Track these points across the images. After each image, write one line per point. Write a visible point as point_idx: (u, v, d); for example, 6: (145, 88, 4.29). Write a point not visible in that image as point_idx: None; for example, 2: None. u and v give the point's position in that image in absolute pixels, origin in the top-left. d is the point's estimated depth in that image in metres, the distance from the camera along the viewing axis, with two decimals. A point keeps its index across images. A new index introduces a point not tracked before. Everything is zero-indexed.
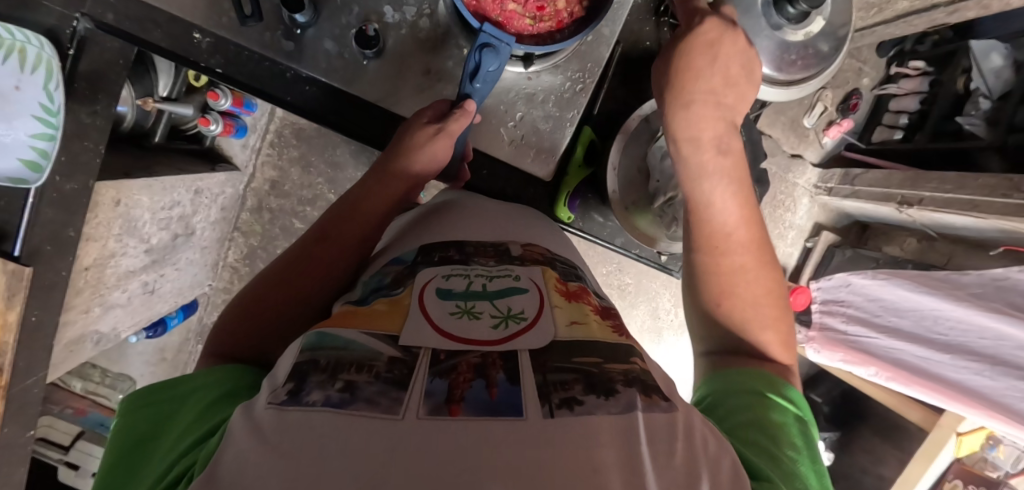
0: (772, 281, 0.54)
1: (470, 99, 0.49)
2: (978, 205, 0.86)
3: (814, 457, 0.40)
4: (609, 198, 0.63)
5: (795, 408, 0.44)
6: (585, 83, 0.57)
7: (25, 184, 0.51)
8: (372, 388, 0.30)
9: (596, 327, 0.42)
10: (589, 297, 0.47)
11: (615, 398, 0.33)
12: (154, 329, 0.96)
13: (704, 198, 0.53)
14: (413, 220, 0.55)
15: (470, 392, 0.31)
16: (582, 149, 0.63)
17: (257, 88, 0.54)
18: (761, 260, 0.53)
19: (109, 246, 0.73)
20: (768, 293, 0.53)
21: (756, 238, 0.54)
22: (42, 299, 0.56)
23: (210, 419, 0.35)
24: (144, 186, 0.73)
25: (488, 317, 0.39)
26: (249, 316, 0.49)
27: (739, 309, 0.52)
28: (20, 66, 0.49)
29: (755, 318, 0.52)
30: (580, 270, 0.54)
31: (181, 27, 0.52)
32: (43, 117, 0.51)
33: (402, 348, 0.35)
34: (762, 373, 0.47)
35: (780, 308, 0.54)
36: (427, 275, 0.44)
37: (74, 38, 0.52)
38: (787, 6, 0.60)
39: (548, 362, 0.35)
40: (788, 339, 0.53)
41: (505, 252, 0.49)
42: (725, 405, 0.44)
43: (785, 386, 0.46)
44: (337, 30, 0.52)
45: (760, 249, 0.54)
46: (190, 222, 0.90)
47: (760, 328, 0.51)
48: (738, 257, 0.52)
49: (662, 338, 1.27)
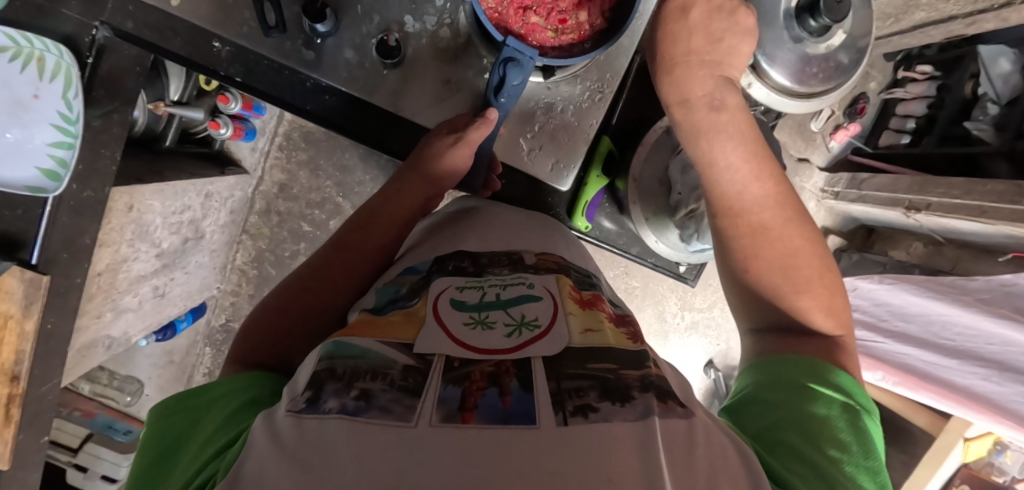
0: (810, 241, 0.52)
1: (493, 109, 0.49)
2: (987, 211, 0.86)
3: (864, 453, 0.39)
4: (631, 209, 0.63)
5: (845, 397, 0.43)
6: (604, 93, 0.56)
7: (44, 193, 0.50)
8: (386, 396, 0.30)
9: (610, 335, 0.42)
10: (603, 305, 0.47)
11: (631, 404, 0.33)
12: (164, 332, 0.96)
13: (710, 160, 0.52)
14: (433, 225, 0.55)
15: (483, 400, 0.31)
16: (600, 162, 0.62)
17: (277, 97, 0.54)
18: (789, 218, 0.51)
19: (121, 251, 0.73)
20: (804, 254, 0.51)
21: (778, 195, 0.52)
22: (58, 305, 0.56)
23: (232, 429, 0.35)
24: (156, 190, 0.73)
25: (502, 326, 0.39)
26: (272, 325, 0.49)
27: (769, 274, 0.51)
28: (40, 74, 0.50)
29: (786, 283, 0.50)
30: (594, 278, 0.53)
31: (202, 36, 0.51)
32: (61, 126, 0.51)
33: (416, 356, 0.35)
34: (809, 359, 0.46)
35: (825, 269, 0.51)
36: (441, 285, 0.44)
37: (93, 46, 0.52)
38: (808, 20, 0.59)
39: (561, 368, 0.35)
40: (836, 303, 0.51)
41: (519, 261, 0.49)
42: (765, 399, 0.44)
43: (832, 370, 0.45)
44: (357, 39, 0.52)
45: (788, 207, 0.52)
46: (200, 225, 0.90)
47: (794, 293, 0.50)
48: (758, 218, 0.51)
49: (669, 341, 1.28)
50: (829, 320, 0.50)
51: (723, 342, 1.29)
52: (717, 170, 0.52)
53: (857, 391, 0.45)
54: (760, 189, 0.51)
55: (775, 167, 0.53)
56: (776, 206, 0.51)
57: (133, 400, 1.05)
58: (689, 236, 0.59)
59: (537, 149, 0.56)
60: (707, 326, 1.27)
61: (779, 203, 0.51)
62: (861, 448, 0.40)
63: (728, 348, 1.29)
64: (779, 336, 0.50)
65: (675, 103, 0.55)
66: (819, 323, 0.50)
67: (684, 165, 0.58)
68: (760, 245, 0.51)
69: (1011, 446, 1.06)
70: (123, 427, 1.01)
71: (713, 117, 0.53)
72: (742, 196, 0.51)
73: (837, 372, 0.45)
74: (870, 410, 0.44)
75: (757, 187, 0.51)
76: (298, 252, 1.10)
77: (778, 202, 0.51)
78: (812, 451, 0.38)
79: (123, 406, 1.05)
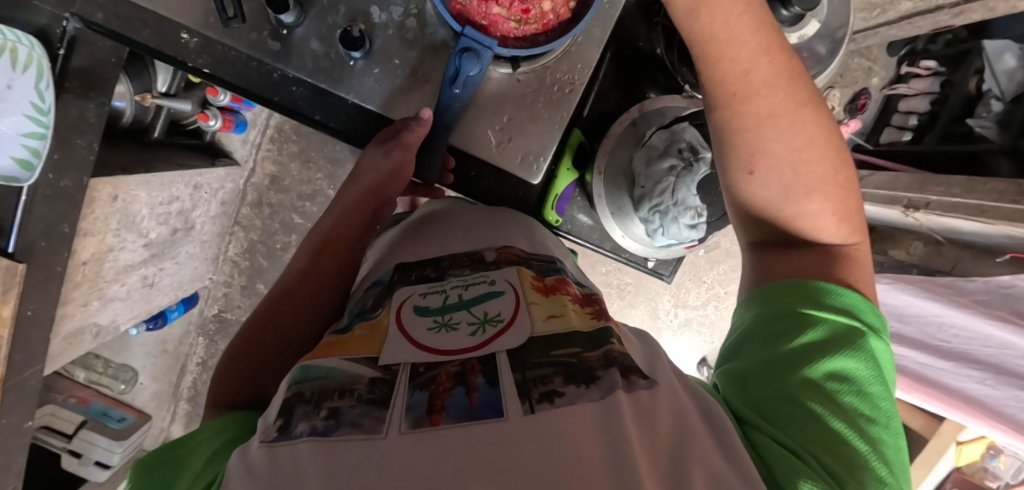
0: (827, 128, 0.44)
1: (425, 108, 0.49)
2: (986, 210, 0.84)
3: (868, 378, 0.39)
4: (598, 203, 0.56)
5: (846, 317, 0.41)
6: (574, 85, 0.55)
7: (17, 182, 0.51)
8: (355, 411, 0.30)
9: (575, 318, 0.41)
10: (568, 288, 0.46)
11: (596, 384, 0.33)
12: (155, 321, 0.97)
13: (712, 34, 0.43)
14: (397, 237, 0.55)
15: (451, 400, 0.31)
16: (570, 155, 0.57)
17: (246, 89, 0.54)
18: (801, 101, 0.43)
19: (106, 241, 0.74)
20: (818, 142, 0.44)
21: (789, 70, 0.43)
22: (37, 292, 0.57)
23: (207, 472, 0.33)
24: (142, 181, 0.74)
25: (466, 326, 0.39)
26: (244, 365, 0.48)
27: (780, 174, 0.43)
28: (11, 65, 0.49)
29: (796, 182, 0.44)
30: (559, 262, 0.52)
31: (169, 26, 0.51)
32: (34, 116, 0.51)
33: (382, 367, 0.35)
34: (803, 281, 0.43)
35: (841, 160, 0.45)
36: (403, 296, 0.44)
37: (65, 38, 0.53)
38: (780, 10, 0.58)
39: (525, 358, 0.34)
40: (848, 205, 0.45)
41: (480, 259, 0.48)
42: (759, 336, 0.42)
43: (835, 291, 0.42)
44: (323, 30, 0.52)
45: (802, 88, 0.43)
46: (189, 216, 0.92)
47: (804, 197, 0.44)
48: (766, 107, 0.43)
49: (661, 338, 1.26)
50: (839, 229, 0.45)
51: (716, 340, 1.27)
52: (720, 47, 0.43)
53: (862, 305, 0.42)
54: (768, 69, 0.43)
55: (782, 39, 0.44)
56: (785, 87, 0.43)
57: (126, 389, 1.07)
58: (654, 231, 0.51)
59: (506, 141, 0.55)
60: (701, 324, 1.25)
61: (789, 82, 0.43)
62: (865, 375, 0.39)
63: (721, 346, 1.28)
64: (785, 255, 0.46)
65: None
66: (825, 235, 0.45)
67: (649, 156, 0.50)
68: (769, 139, 0.43)
69: (1004, 451, 1.04)
70: (117, 415, 1.04)
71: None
72: (747, 77, 0.43)
73: (839, 292, 0.42)
74: (878, 323, 0.42)
75: (764, 66, 0.43)
76: (289, 244, 1.11)
77: (792, 84, 0.43)
78: (811, 392, 0.37)
79: (117, 394, 1.06)
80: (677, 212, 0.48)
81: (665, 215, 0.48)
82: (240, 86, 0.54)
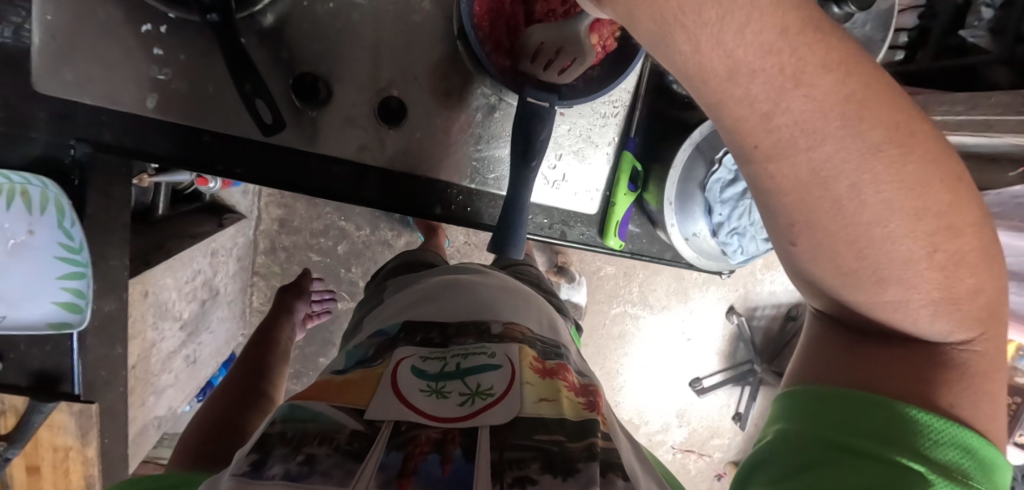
0: (943, 176, 0.24)
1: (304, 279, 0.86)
2: (992, 126, 0.66)
3: None
4: (670, 230, 0.55)
5: (888, 455, 0.29)
6: (617, 110, 0.55)
7: (69, 327, 0.48)
8: (330, 460, 0.29)
9: (568, 405, 0.37)
10: (568, 374, 0.42)
11: (575, 477, 0.29)
12: (204, 392, 0.96)
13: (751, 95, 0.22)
14: (409, 300, 0.51)
15: (423, 465, 0.29)
16: (625, 179, 0.55)
17: (244, 176, 0.49)
18: (867, 145, 0.21)
19: (148, 337, 0.71)
20: (901, 211, 0.23)
21: (905, 142, 0.22)
22: (108, 420, 0.56)
23: None
24: (166, 268, 0.71)
25: (457, 396, 0.36)
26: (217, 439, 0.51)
27: (856, 275, 0.26)
28: (27, 210, 0.44)
29: (861, 262, 0.26)
30: (563, 347, 0.49)
31: (184, 129, 0.47)
32: (68, 256, 0.46)
33: (367, 420, 0.33)
34: (859, 397, 0.31)
35: (953, 206, 0.25)
36: (404, 353, 0.41)
37: (76, 166, 0.45)
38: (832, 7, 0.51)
39: (506, 437, 0.32)
40: (963, 293, 0.27)
41: (486, 330, 0.44)
42: (780, 464, 0.31)
43: (898, 417, 0.29)
44: (350, 108, 0.49)
45: (924, 146, 0.23)
46: (213, 284, 0.88)
47: (873, 286, 0.27)
48: (900, 244, 0.24)
49: (690, 298, 1.28)
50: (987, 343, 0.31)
51: (741, 287, 1.30)
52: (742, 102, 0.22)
53: (938, 435, 0.29)
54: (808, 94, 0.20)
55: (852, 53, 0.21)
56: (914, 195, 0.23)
57: None
58: (732, 252, 0.57)
59: (560, 179, 0.55)
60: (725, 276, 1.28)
61: (917, 159, 0.22)
62: None
63: (746, 293, 1.31)
64: (883, 352, 0.32)
65: (683, 12, 0.19)
66: (930, 328, 0.29)
67: (722, 182, 0.54)
68: (900, 290, 0.26)
69: None
70: None
71: (809, 73, 0.20)
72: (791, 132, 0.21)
73: (882, 406, 0.30)
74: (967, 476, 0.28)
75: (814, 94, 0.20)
76: None
77: (863, 116, 0.21)
78: None
79: None
80: (756, 228, 0.55)
81: (743, 235, 0.55)
82: (254, 172, 0.49)
